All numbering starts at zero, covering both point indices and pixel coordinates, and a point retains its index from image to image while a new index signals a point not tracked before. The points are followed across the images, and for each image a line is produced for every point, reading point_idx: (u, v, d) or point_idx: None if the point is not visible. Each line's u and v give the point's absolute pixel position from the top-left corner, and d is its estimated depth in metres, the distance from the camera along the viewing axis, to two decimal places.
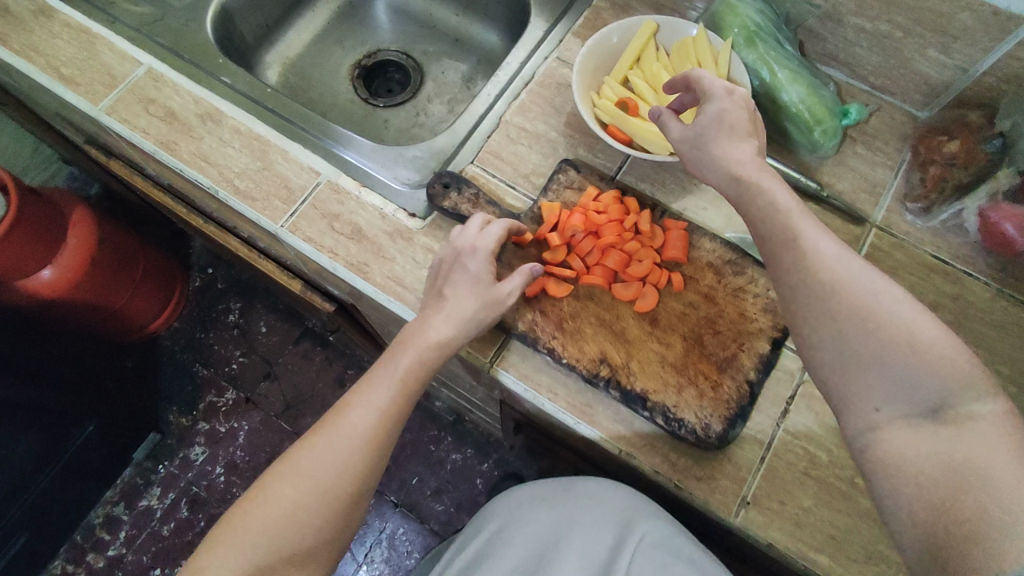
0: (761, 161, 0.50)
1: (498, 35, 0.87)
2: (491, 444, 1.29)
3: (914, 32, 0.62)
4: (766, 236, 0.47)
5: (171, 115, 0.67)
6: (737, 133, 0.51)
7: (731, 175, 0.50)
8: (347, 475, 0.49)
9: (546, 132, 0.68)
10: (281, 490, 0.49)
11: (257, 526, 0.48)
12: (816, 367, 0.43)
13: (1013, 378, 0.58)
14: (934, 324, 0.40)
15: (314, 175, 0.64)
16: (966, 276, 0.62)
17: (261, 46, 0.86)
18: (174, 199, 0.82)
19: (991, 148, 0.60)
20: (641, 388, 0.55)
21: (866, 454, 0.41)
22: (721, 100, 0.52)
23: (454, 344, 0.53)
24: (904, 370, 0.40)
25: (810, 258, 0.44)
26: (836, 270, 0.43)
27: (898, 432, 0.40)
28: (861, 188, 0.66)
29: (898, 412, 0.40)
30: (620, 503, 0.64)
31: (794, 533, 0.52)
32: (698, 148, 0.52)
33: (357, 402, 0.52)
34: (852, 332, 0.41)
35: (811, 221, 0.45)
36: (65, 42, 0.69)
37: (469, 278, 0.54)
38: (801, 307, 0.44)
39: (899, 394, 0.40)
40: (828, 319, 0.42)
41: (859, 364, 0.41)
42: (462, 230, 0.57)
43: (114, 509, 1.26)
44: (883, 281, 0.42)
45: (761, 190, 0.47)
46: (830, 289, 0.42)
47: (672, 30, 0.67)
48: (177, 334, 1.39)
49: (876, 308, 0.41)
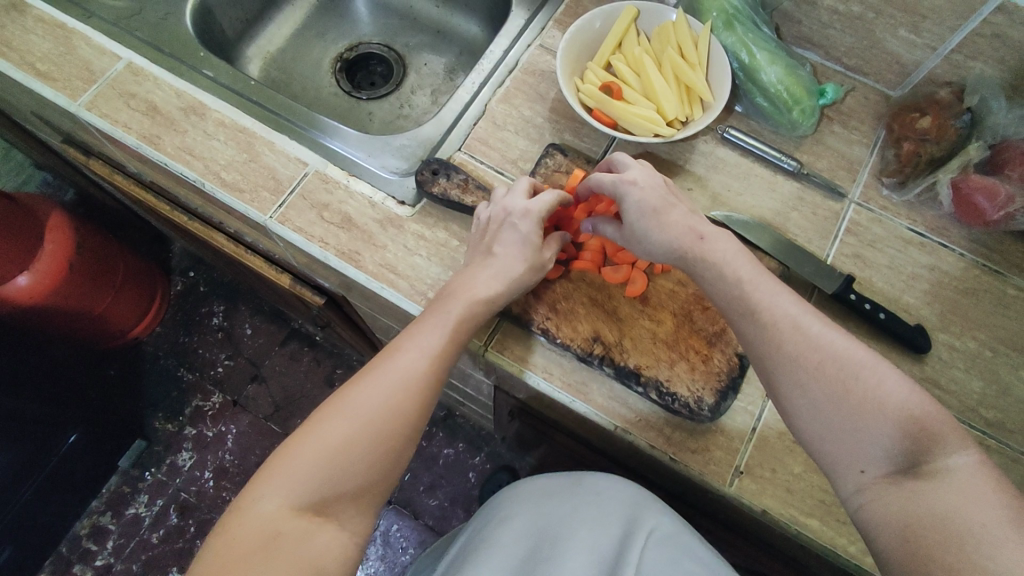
0: (699, 228, 0.53)
1: (479, 26, 0.87)
2: (483, 437, 1.29)
3: (886, 13, 0.64)
4: (731, 311, 0.50)
5: (153, 109, 0.66)
6: (665, 209, 0.53)
7: (680, 254, 0.52)
8: (401, 413, 0.49)
9: (532, 118, 0.68)
10: (336, 426, 0.48)
11: (310, 458, 0.46)
12: (800, 433, 0.46)
13: (990, 344, 0.60)
14: (901, 387, 0.44)
15: (301, 165, 0.64)
16: (941, 248, 0.64)
17: (242, 40, 0.86)
18: (158, 196, 0.81)
19: (961, 123, 0.63)
20: (634, 363, 0.56)
21: (863, 517, 0.43)
22: (629, 192, 0.53)
23: (499, 301, 0.54)
24: (879, 434, 0.43)
25: (773, 328, 0.47)
26: (799, 338, 0.46)
27: (886, 491, 0.42)
28: (839, 166, 0.68)
29: (881, 472, 0.43)
30: (628, 498, 0.66)
31: (785, 499, 0.54)
32: (640, 240, 0.54)
33: (407, 347, 0.52)
34: (825, 401, 0.44)
35: (768, 284, 0.50)
36: (40, 38, 0.68)
37: (514, 235, 0.55)
38: (772, 381, 0.47)
39: (878, 454, 0.43)
40: (799, 389, 0.45)
41: (841, 431, 0.44)
42: (510, 192, 0.58)
43: (101, 519, 1.24)
44: (828, 330, 0.47)
45: (714, 265, 0.51)
46: (798, 360, 0.46)
47: (652, 15, 0.69)
48: (161, 338, 1.37)
49: (842, 372, 0.45)
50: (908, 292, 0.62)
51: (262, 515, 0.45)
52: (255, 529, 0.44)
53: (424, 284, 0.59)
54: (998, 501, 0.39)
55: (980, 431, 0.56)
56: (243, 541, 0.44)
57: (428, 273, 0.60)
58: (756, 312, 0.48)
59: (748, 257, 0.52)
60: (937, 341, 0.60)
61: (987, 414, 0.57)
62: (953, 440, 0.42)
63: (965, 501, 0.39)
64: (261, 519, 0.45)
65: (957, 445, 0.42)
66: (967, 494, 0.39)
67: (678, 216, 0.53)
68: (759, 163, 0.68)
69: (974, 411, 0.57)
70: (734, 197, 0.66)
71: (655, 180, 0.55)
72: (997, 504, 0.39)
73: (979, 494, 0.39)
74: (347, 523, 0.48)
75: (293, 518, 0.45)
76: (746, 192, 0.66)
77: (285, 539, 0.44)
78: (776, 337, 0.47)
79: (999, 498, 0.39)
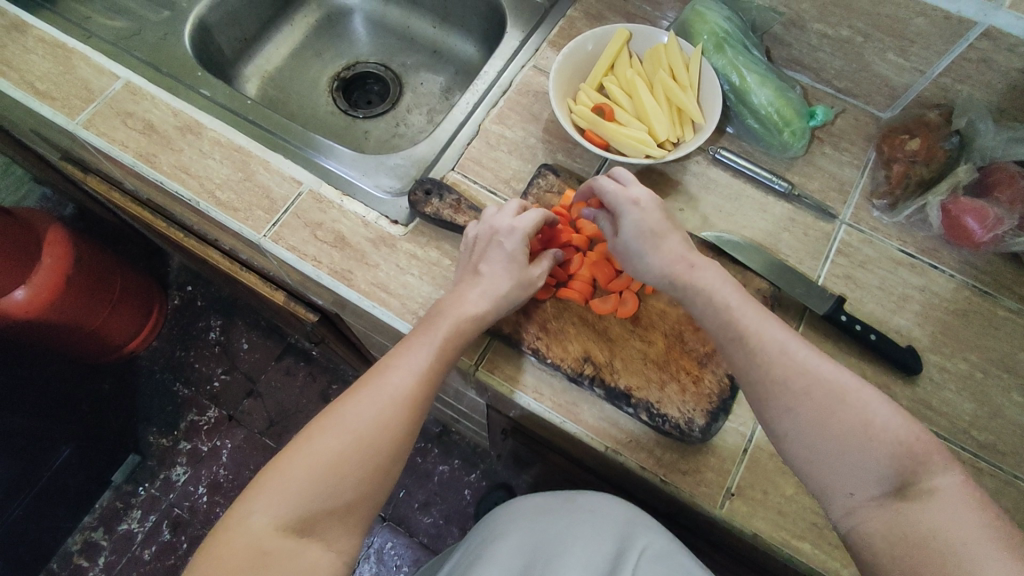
0: (690, 255, 0.54)
1: (474, 47, 0.88)
2: (478, 454, 1.29)
3: (873, 37, 0.64)
4: (717, 337, 0.51)
5: (150, 128, 0.66)
6: (661, 235, 0.54)
7: (667, 276, 0.53)
8: (390, 431, 0.49)
9: (525, 138, 0.69)
10: (324, 442, 0.48)
11: (299, 475, 0.46)
12: (789, 456, 0.46)
13: (982, 365, 0.60)
14: (887, 410, 0.44)
15: (296, 185, 0.64)
16: (932, 269, 0.64)
17: (240, 59, 0.86)
18: (154, 213, 0.81)
19: (950, 145, 0.64)
20: (624, 384, 0.56)
21: (855, 541, 0.43)
22: (629, 212, 0.55)
23: (488, 319, 0.55)
24: (866, 458, 0.43)
25: (759, 352, 0.48)
26: (785, 362, 0.47)
27: (873, 513, 0.42)
28: (830, 187, 0.68)
29: (869, 494, 0.43)
30: (620, 517, 0.66)
31: (777, 522, 0.54)
32: (632, 259, 0.56)
33: (397, 365, 0.52)
34: (812, 426, 0.44)
35: (756, 311, 0.50)
36: (41, 57, 0.69)
37: (502, 253, 0.56)
38: (761, 404, 0.47)
39: (867, 478, 0.43)
40: (787, 412, 0.45)
41: (829, 455, 0.44)
42: (498, 211, 0.58)
43: (93, 534, 1.23)
44: (814, 355, 0.47)
45: (702, 289, 0.52)
46: (784, 382, 0.46)
47: (644, 38, 0.70)
48: (157, 352, 1.37)
49: (829, 395, 0.45)
50: (898, 314, 0.62)
51: (249, 534, 0.44)
52: (242, 547, 0.44)
53: (416, 303, 0.60)
54: (981, 521, 0.39)
55: (971, 453, 0.56)
56: (231, 559, 0.43)
57: (420, 292, 0.60)
58: (745, 337, 0.49)
59: (732, 283, 0.52)
60: (929, 363, 0.60)
61: (978, 437, 0.57)
62: (936, 460, 0.42)
63: (951, 522, 0.39)
64: (248, 538, 0.44)
65: (942, 466, 0.42)
66: (952, 516, 0.39)
67: (671, 244, 0.54)
68: (750, 183, 0.68)
69: (965, 433, 0.57)
70: (725, 217, 0.67)
71: (657, 203, 0.56)
72: (982, 526, 0.39)
73: (963, 515, 0.39)
74: (334, 542, 0.47)
75: (280, 537, 0.45)
76: (737, 213, 0.67)
77: (273, 557, 0.44)
78: (764, 361, 0.47)
79: (983, 519, 0.39)
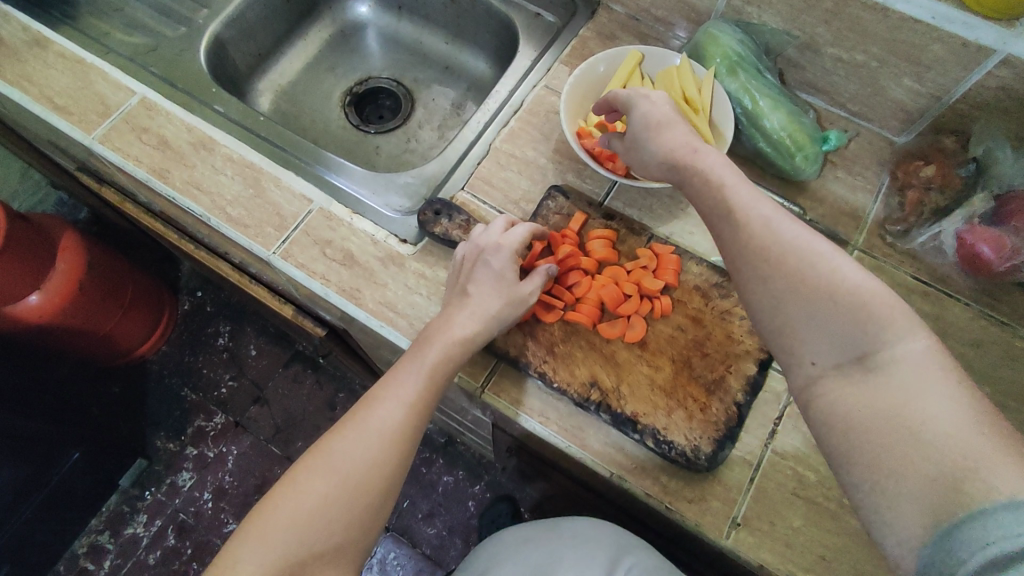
0: (694, 141, 0.53)
1: (486, 63, 0.89)
2: (483, 466, 1.28)
3: (889, 62, 0.64)
4: (711, 216, 0.49)
5: (164, 143, 0.67)
6: (667, 124, 0.55)
7: (668, 163, 0.53)
8: (377, 465, 0.49)
9: (535, 158, 0.69)
10: (311, 483, 0.48)
11: (286, 521, 0.47)
12: (762, 327, 0.45)
13: (995, 397, 0.59)
14: (860, 274, 0.42)
15: (306, 203, 0.65)
16: (946, 297, 0.63)
17: (254, 74, 0.87)
18: (166, 224, 0.82)
19: (965, 172, 0.63)
20: (631, 410, 0.55)
21: (812, 407, 0.42)
22: (641, 104, 0.57)
23: (477, 341, 0.54)
24: (833, 323, 0.41)
25: (744, 226, 0.46)
26: (766, 234, 0.44)
27: (834, 384, 0.40)
28: (842, 212, 0.68)
29: (832, 361, 0.41)
30: (605, 539, 0.69)
31: (784, 554, 0.53)
32: (639, 151, 0.57)
33: (385, 398, 0.52)
34: (782, 293, 0.43)
35: (743, 189, 0.48)
36: (59, 72, 0.70)
37: (490, 276, 0.56)
38: (741, 281, 0.46)
39: (830, 344, 0.41)
40: (762, 283, 0.44)
41: (796, 324, 0.42)
42: (486, 230, 0.59)
43: (99, 538, 1.24)
44: (795, 225, 0.45)
45: (696, 170, 0.51)
46: (762, 255, 0.44)
47: (656, 59, 0.70)
48: (166, 357, 1.38)
49: (802, 262, 0.43)
50: None
51: None
52: None
53: (423, 323, 0.60)
54: (940, 385, 0.37)
55: None
56: None
57: (427, 312, 0.60)
58: (732, 213, 0.47)
59: (732, 167, 0.50)
60: None
61: None
62: (902, 324, 0.39)
63: (910, 389, 0.37)
64: None
65: (908, 330, 0.39)
66: (916, 384, 0.37)
67: (674, 132, 0.54)
68: None
69: None
70: None
71: (666, 98, 0.57)
72: (940, 391, 0.37)
73: (925, 382, 0.37)
74: None
75: None
76: None
77: None
78: (745, 237, 0.45)
79: (943, 385, 0.37)
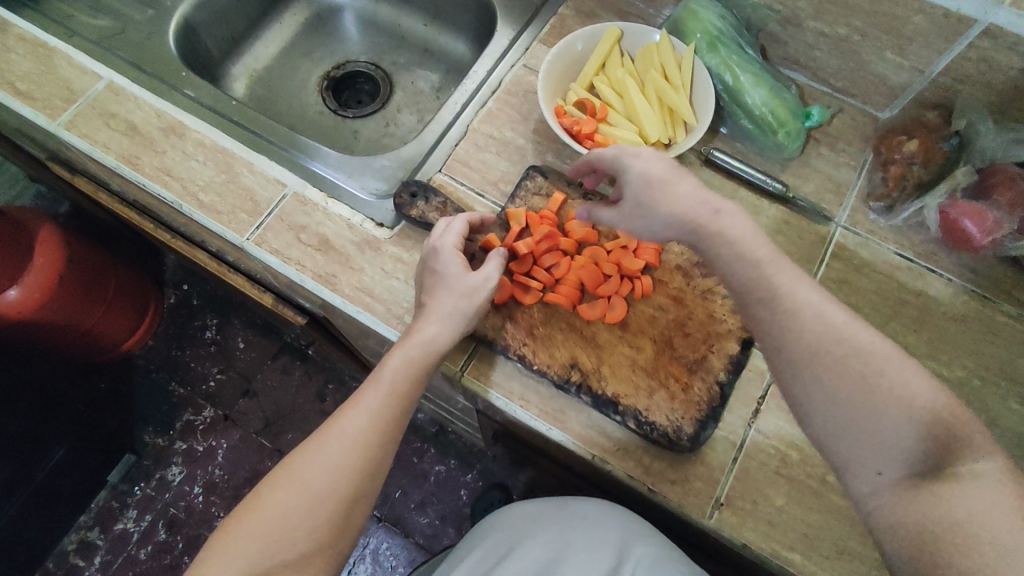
0: (708, 198, 0.50)
1: (466, 44, 0.87)
2: (475, 455, 1.27)
3: (871, 36, 0.63)
4: (746, 296, 0.47)
5: (132, 129, 0.65)
6: (672, 179, 0.51)
7: (685, 223, 0.50)
8: (338, 472, 0.49)
9: (514, 139, 0.68)
10: (274, 494, 0.48)
11: (249, 532, 0.47)
12: (814, 431, 0.43)
13: (978, 372, 0.58)
14: (925, 384, 0.41)
15: (280, 187, 0.64)
16: (929, 274, 0.63)
17: (228, 58, 0.85)
18: (141, 213, 0.80)
19: (948, 146, 0.63)
20: (612, 392, 0.55)
21: (878, 520, 0.40)
22: (633, 164, 0.53)
23: (440, 343, 0.53)
24: (898, 430, 0.40)
25: (793, 314, 0.44)
26: (821, 328, 0.43)
27: (905, 497, 0.39)
28: (826, 189, 0.67)
29: (899, 474, 0.40)
30: (614, 525, 0.68)
31: (767, 533, 0.52)
32: (643, 215, 0.52)
33: (351, 407, 0.52)
34: (842, 394, 0.42)
35: (792, 272, 0.47)
36: (21, 57, 0.68)
37: (443, 279, 0.55)
38: (790, 377, 0.44)
39: (897, 454, 0.40)
40: (818, 385, 0.42)
41: (858, 427, 0.41)
42: (446, 230, 0.57)
43: (89, 534, 1.23)
44: (853, 323, 0.44)
45: (723, 234, 0.48)
46: (818, 351, 0.43)
47: (635, 36, 0.68)
48: (152, 351, 1.36)
49: (865, 364, 0.42)
50: (894, 321, 0.61)
51: None
52: None
53: (400, 308, 0.59)
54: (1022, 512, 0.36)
55: None
56: None
57: (404, 296, 0.59)
58: (778, 297, 0.45)
59: (764, 238, 0.48)
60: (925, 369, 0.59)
61: None
62: (981, 442, 0.39)
63: (986, 509, 0.37)
64: None
65: (983, 449, 0.39)
66: (991, 505, 0.37)
67: (686, 188, 0.51)
68: (744, 185, 0.67)
69: None
70: None
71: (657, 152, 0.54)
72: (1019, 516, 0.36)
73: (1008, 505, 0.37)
74: None
75: None
76: None
77: None
78: (796, 328, 0.44)
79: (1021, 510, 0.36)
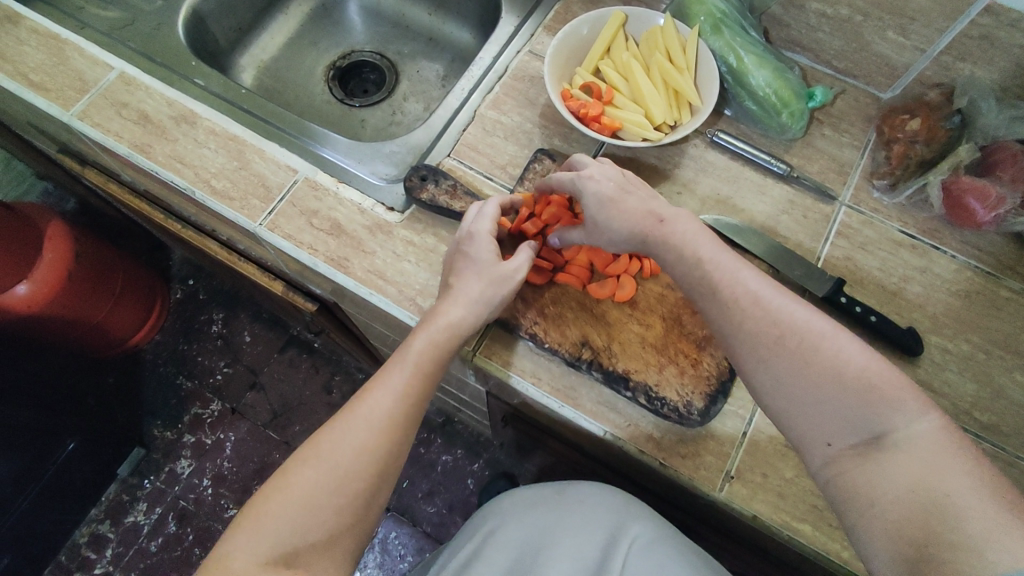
0: (656, 210, 0.55)
1: (470, 33, 0.88)
2: (482, 444, 1.29)
3: (873, 15, 0.64)
4: (694, 293, 0.52)
5: (145, 118, 0.66)
6: (623, 196, 0.55)
7: (639, 234, 0.54)
8: (366, 451, 0.50)
9: (521, 124, 0.68)
10: (302, 472, 0.49)
11: (278, 510, 0.47)
12: (770, 409, 0.48)
13: (984, 346, 0.59)
14: (861, 355, 0.45)
15: (291, 172, 0.64)
16: (933, 250, 0.64)
17: (235, 49, 0.86)
18: (152, 205, 0.81)
19: (951, 124, 0.63)
20: (623, 368, 0.56)
21: (834, 488, 0.45)
22: (587, 186, 0.55)
23: (465, 327, 0.54)
24: (841, 403, 0.45)
25: (736, 303, 0.49)
26: (760, 312, 0.48)
27: (852, 464, 0.44)
28: (830, 168, 0.68)
29: (847, 443, 0.44)
30: (611, 506, 0.68)
31: (776, 504, 0.53)
32: (600, 230, 0.55)
33: (377, 387, 0.52)
34: (788, 375, 0.46)
35: (736, 260, 0.51)
36: (34, 48, 0.69)
37: (475, 265, 0.56)
38: (740, 361, 0.49)
39: (842, 426, 0.45)
40: (763, 367, 0.47)
41: (805, 404, 0.46)
42: (478, 216, 0.57)
43: (100, 527, 1.24)
44: (793, 305, 0.48)
45: (671, 244, 0.53)
46: (760, 339, 0.47)
47: (640, 21, 0.69)
48: (160, 346, 1.37)
49: (802, 342, 0.46)
50: (899, 296, 0.62)
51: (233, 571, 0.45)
52: None
53: (412, 290, 0.59)
54: (964, 467, 0.41)
55: (973, 434, 0.56)
56: None
57: (416, 279, 0.60)
58: (717, 290, 0.50)
59: (713, 239, 0.53)
60: (930, 344, 0.59)
61: (979, 417, 0.56)
62: (914, 406, 0.43)
63: (932, 468, 0.41)
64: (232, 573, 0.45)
65: (919, 410, 0.43)
66: (933, 463, 0.41)
67: (634, 201, 0.55)
68: (749, 166, 0.68)
69: (967, 413, 0.57)
70: (724, 200, 0.66)
71: (608, 170, 0.57)
72: (963, 471, 0.40)
73: (942, 463, 0.41)
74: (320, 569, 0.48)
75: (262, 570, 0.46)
76: (736, 195, 0.66)
77: None
78: (742, 315, 0.48)
79: (962, 465, 0.41)
